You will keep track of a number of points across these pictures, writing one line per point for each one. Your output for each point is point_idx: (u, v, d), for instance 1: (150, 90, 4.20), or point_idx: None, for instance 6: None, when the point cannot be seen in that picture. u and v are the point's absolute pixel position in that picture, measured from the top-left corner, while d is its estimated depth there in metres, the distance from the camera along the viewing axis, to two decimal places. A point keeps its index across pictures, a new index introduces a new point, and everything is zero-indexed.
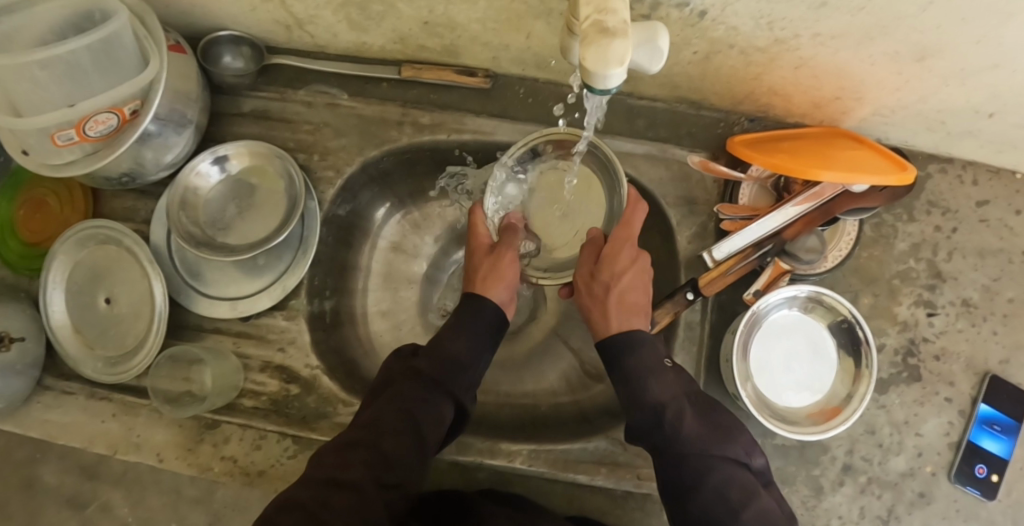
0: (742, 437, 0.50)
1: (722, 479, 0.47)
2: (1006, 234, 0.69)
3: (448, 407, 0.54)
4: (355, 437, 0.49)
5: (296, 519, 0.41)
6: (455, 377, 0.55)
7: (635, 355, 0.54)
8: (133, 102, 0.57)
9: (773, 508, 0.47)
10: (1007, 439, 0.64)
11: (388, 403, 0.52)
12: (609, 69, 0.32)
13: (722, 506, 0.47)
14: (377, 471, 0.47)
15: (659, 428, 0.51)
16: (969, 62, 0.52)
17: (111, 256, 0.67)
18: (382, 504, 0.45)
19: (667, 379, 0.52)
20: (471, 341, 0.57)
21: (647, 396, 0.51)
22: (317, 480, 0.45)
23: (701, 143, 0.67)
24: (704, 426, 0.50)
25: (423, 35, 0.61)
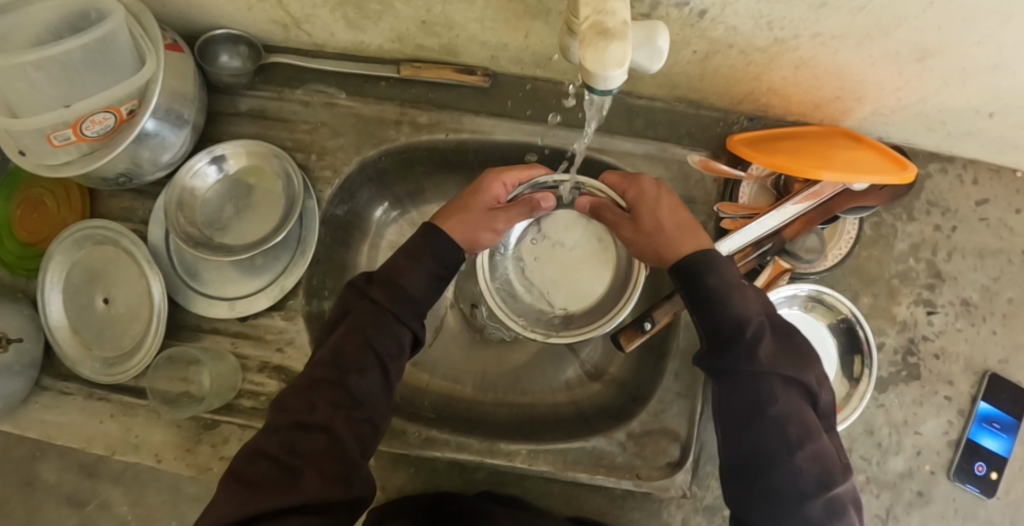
0: (816, 369, 0.50)
1: (786, 413, 0.47)
2: (1006, 233, 0.69)
3: (408, 338, 0.54)
4: (318, 375, 0.51)
5: (268, 470, 0.45)
6: (410, 310, 0.55)
7: (719, 274, 0.52)
8: (130, 102, 0.57)
9: (828, 447, 0.48)
10: (1006, 437, 0.64)
11: (344, 338, 0.52)
12: (609, 70, 0.32)
13: (781, 437, 0.47)
14: (343, 411, 0.50)
15: (732, 346, 0.49)
16: (970, 62, 0.52)
17: (108, 256, 0.67)
18: (352, 440, 0.49)
19: (750, 300, 0.51)
20: (428, 275, 0.56)
21: (726, 315, 0.49)
22: (284, 424, 0.49)
23: (700, 142, 0.67)
24: (784, 356, 0.49)
25: (421, 34, 0.60)
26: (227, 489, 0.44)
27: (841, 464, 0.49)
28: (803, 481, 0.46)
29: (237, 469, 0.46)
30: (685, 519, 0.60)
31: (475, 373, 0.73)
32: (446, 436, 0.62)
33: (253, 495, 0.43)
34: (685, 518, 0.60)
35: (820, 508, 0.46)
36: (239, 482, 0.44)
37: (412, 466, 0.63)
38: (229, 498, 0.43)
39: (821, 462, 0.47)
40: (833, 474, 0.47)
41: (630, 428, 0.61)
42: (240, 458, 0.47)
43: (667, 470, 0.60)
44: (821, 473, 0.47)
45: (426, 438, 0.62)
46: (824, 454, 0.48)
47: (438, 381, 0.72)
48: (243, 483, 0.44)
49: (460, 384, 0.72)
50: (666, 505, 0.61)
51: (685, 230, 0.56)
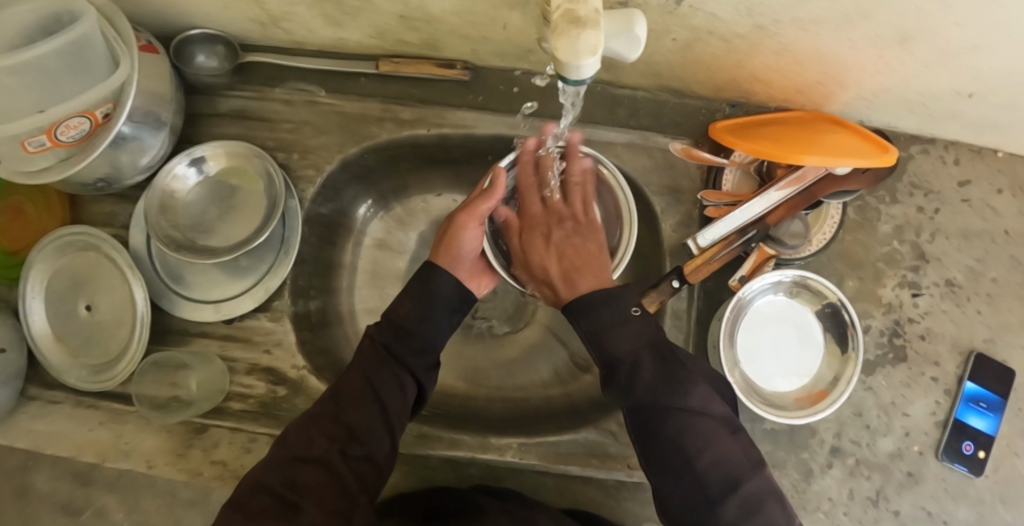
0: (697, 386, 0.49)
1: (676, 429, 0.47)
2: (989, 213, 0.69)
3: (412, 384, 0.52)
4: (319, 412, 0.49)
5: (266, 503, 0.43)
6: (412, 352, 0.52)
7: (593, 314, 0.53)
8: (104, 106, 0.55)
9: (731, 450, 0.47)
10: (992, 416, 0.65)
11: (347, 377, 0.51)
12: (581, 59, 0.32)
13: (677, 451, 0.47)
14: (342, 443, 0.48)
15: (619, 377, 0.50)
16: (951, 43, 0.52)
17: (89, 263, 0.66)
18: (350, 476, 0.47)
19: (624, 333, 0.51)
20: (422, 307, 0.54)
21: (601, 356, 0.51)
22: (282, 459, 0.46)
23: (684, 131, 0.67)
24: (662, 377, 0.49)
25: (401, 28, 0.60)
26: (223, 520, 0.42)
27: (754, 465, 0.48)
28: (708, 484, 0.46)
29: (236, 504, 0.44)
30: None
31: (466, 368, 0.73)
32: (438, 432, 0.62)
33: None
34: None
35: (732, 510, 0.45)
36: (238, 514, 0.43)
37: (403, 464, 0.62)
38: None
39: (723, 466, 0.47)
40: (739, 480, 0.46)
41: (621, 419, 0.62)
42: (243, 487, 0.45)
43: None
44: (725, 477, 0.46)
45: (419, 435, 0.61)
46: (727, 456, 0.47)
47: None
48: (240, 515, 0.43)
49: (451, 380, 0.72)
50: None
51: (572, 272, 0.57)
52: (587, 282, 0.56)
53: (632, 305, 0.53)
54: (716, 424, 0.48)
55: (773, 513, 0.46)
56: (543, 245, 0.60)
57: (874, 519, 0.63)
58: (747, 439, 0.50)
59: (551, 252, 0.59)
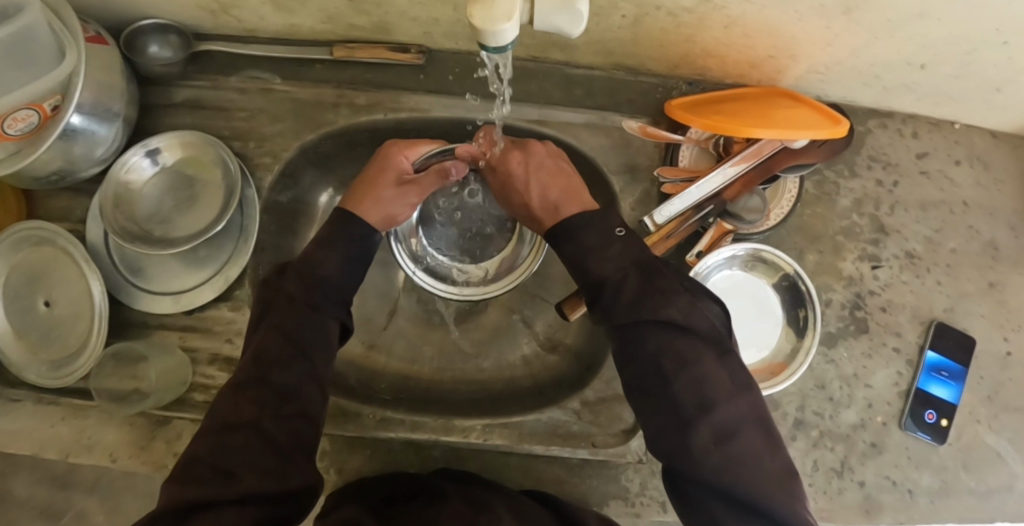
0: (680, 301, 0.49)
1: (656, 350, 0.47)
2: (947, 184, 0.70)
3: (335, 326, 0.55)
4: (245, 378, 0.48)
5: (201, 470, 0.42)
6: (327, 295, 0.55)
7: (579, 235, 0.54)
8: (52, 97, 0.55)
9: (711, 373, 0.46)
10: (954, 385, 0.66)
11: (267, 337, 0.51)
12: (497, 25, 0.31)
13: (654, 372, 0.48)
14: (273, 406, 0.47)
15: (602, 296, 0.51)
16: (894, 12, 0.52)
17: (45, 257, 0.65)
18: (283, 434, 0.47)
19: (608, 252, 0.52)
20: (344, 256, 0.58)
21: (585, 273, 0.53)
22: (214, 428, 0.45)
23: (640, 109, 0.67)
24: (644, 295, 0.49)
25: (351, 12, 0.59)
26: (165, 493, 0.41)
27: (736, 390, 0.47)
28: (683, 408, 0.46)
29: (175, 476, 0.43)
30: (643, 484, 0.61)
31: (433, 354, 0.73)
32: (400, 416, 0.62)
33: (177, 502, 0.40)
34: (643, 483, 0.61)
35: (707, 436, 0.45)
36: (177, 483, 0.42)
37: (368, 449, 0.62)
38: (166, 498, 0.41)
39: (700, 389, 0.46)
40: (716, 403, 0.46)
41: (584, 397, 0.62)
42: (181, 464, 0.43)
43: (621, 436, 0.61)
44: (700, 399, 0.46)
45: (381, 419, 0.62)
46: (705, 380, 0.46)
47: (395, 363, 0.72)
48: (179, 483, 0.42)
49: (418, 365, 0.72)
50: (623, 471, 0.62)
51: (560, 202, 0.58)
52: (573, 207, 0.58)
53: (616, 224, 0.55)
54: (699, 343, 0.48)
55: (747, 438, 0.45)
56: (519, 180, 0.62)
57: (838, 488, 0.64)
58: (738, 364, 0.48)
59: (532, 179, 0.61)
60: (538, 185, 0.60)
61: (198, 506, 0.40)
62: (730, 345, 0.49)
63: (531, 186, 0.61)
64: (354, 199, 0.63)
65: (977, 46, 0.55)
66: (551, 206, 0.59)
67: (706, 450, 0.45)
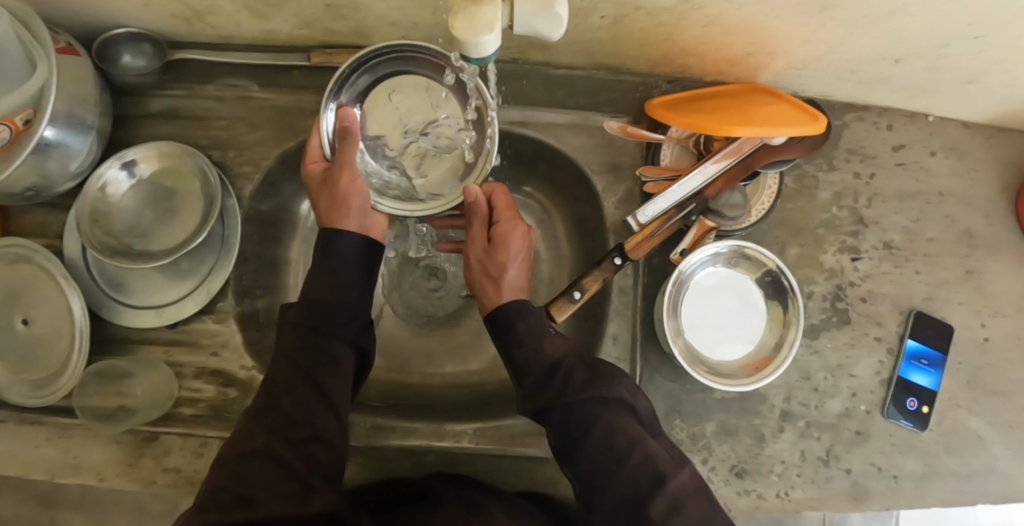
0: (626, 383, 0.54)
1: (608, 429, 0.51)
2: (923, 175, 0.71)
3: (349, 350, 0.54)
4: (256, 407, 0.51)
5: (221, 501, 0.43)
6: (337, 318, 0.54)
7: (524, 321, 0.56)
8: (23, 112, 0.53)
9: (657, 448, 0.51)
10: (935, 372, 0.67)
11: (279, 367, 0.52)
12: (479, 36, 0.31)
13: (607, 451, 0.51)
14: (284, 434, 0.49)
15: (555, 377, 0.53)
16: (870, 9, 0.53)
17: (23, 275, 0.64)
18: (298, 460, 0.48)
19: (555, 339, 0.56)
20: (339, 277, 0.55)
21: (536, 359, 0.54)
22: (227, 459, 0.47)
23: (621, 109, 0.68)
24: (591, 377, 0.53)
25: (328, 17, 0.59)
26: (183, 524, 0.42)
27: (677, 463, 0.51)
28: (636, 485, 0.50)
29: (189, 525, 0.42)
30: None
31: (422, 359, 0.72)
32: (392, 422, 0.62)
33: None
34: None
35: (662, 508, 0.48)
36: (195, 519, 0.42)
37: (360, 457, 0.62)
38: None
39: (651, 466, 0.50)
40: (666, 476, 0.50)
41: None
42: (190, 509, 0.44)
43: None
44: (652, 472, 0.50)
45: (373, 427, 0.62)
46: (653, 455, 0.51)
47: (384, 369, 0.72)
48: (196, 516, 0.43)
49: (407, 371, 0.72)
50: None
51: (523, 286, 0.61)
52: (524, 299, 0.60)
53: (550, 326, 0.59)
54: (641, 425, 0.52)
55: (695, 509, 0.48)
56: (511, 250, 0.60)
57: (826, 477, 0.65)
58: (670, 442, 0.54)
59: (519, 254, 0.61)
60: (517, 267, 0.60)
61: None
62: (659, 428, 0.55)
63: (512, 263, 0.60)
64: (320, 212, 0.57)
65: (949, 40, 0.56)
66: (515, 288, 0.60)
67: (662, 522, 0.48)
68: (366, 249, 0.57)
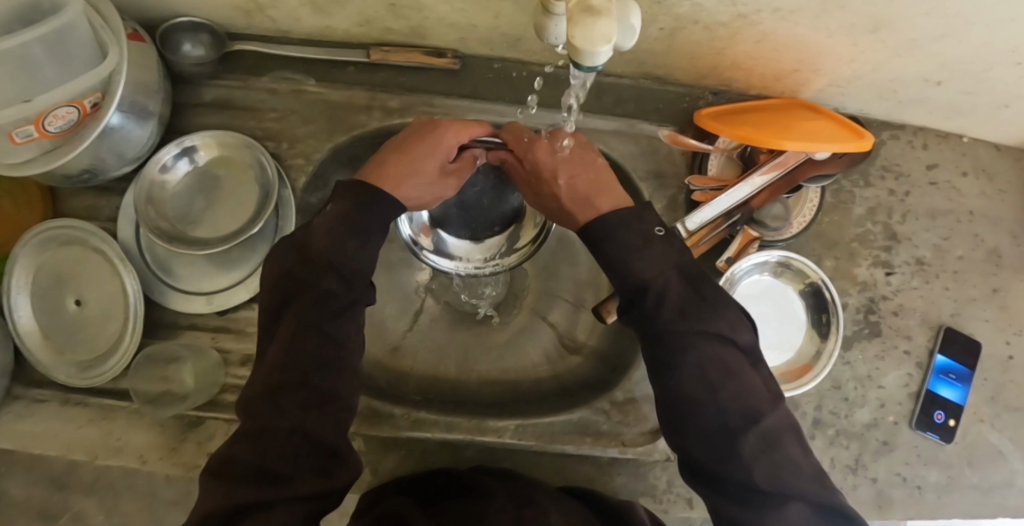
0: (729, 311, 0.50)
1: (699, 361, 0.48)
2: (954, 194, 0.73)
3: (364, 314, 0.53)
4: (274, 377, 0.48)
5: (239, 473, 0.44)
6: (329, 277, 0.50)
7: (612, 241, 0.52)
8: (93, 95, 0.54)
9: (756, 383, 0.48)
10: (961, 387, 0.69)
11: (285, 331, 0.49)
12: (596, 47, 0.32)
13: (701, 382, 0.48)
14: (310, 405, 0.48)
15: (646, 301, 0.50)
16: (919, 33, 0.55)
17: (75, 257, 0.65)
18: (323, 430, 0.47)
19: (655, 251, 0.51)
20: (342, 232, 0.51)
21: (632, 275, 0.50)
22: (246, 433, 0.46)
23: (667, 118, 0.69)
24: (689, 301, 0.49)
25: (390, 16, 0.60)
26: (204, 500, 0.44)
27: (773, 398, 0.49)
28: (729, 418, 0.47)
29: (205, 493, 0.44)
30: (670, 481, 0.63)
31: (458, 355, 0.73)
32: (433, 416, 0.63)
33: (221, 504, 0.43)
34: (670, 481, 0.63)
35: (755, 444, 0.46)
36: (218, 486, 0.44)
37: (402, 449, 0.64)
38: (210, 500, 0.43)
39: (747, 403, 0.47)
40: (760, 413, 0.47)
41: (613, 397, 0.64)
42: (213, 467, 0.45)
43: (650, 435, 0.62)
44: (747, 408, 0.47)
45: (414, 420, 0.63)
46: (750, 389, 0.48)
47: (422, 364, 0.73)
48: (217, 485, 0.44)
49: (444, 367, 0.73)
50: (652, 469, 0.64)
51: (590, 193, 0.55)
52: (602, 205, 0.55)
53: (654, 225, 0.53)
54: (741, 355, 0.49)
55: (791, 447, 0.47)
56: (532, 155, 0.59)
57: (853, 484, 0.67)
58: (767, 375, 0.51)
59: (558, 169, 0.57)
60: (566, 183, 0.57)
61: (249, 506, 0.43)
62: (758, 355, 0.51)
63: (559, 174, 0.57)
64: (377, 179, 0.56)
65: (991, 66, 0.59)
66: (574, 198, 0.56)
67: (755, 459, 0.46)
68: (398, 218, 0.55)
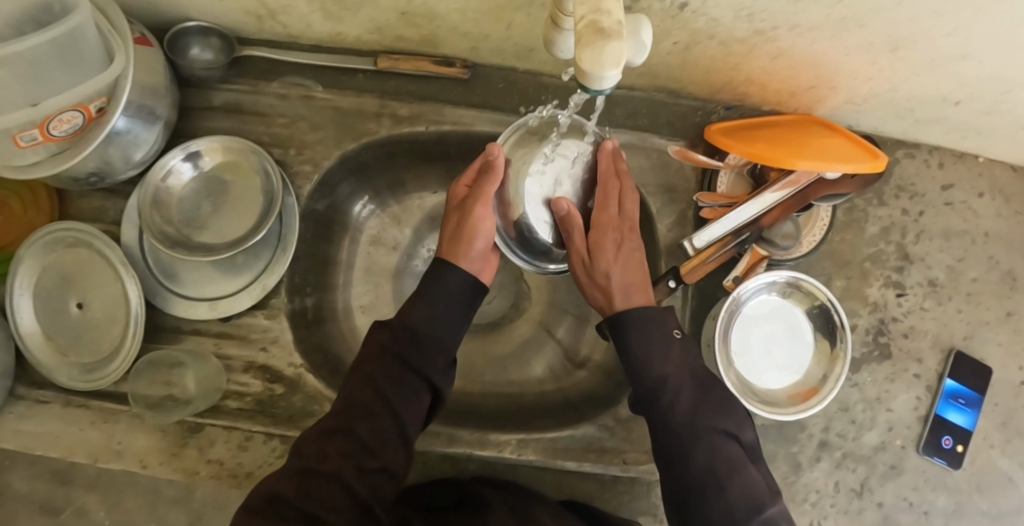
0: (735, 413, 0.52)
1: (710, 453, 0.50)
2: (970, 214, 0.72)
3: (427, 392, 0.55)
4: (333, 426, 0.52)
5: (285, 512, 0.45)
6: (419, 353, 0.55)
7: (638, 337, 0.53)
8: (98, 100, 0.54)
9: (756, 477, 0.50)
10: (971, 411, 0.68)
11: (358, 385, 0.54)
12: (605, 70, 0.32)
13: (710, 474, 0.50)
14: (356, 459, 0.50)
15: (659, 400, 0.52)
16: (940, 52, 0.54)
17: (80, 259, 0.65)
18: (366, 489, 0.49)
19: (670, 353, 0.53)
20: (434, 312, 0.56)
21: (648, 372, 0.52)
22: (295, 469, 0.49)
23: (678, 132, 0.69)
24: (699, 400, 0.51)
25: (401, 25, 0.60)
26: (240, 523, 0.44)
27: (772, 493, 0.51)
28: (734, 511, 0.49)
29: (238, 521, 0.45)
30: None
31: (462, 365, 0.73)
32: (436, 429, 0.62)
33: None
34: None
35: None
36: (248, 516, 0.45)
37: None
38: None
39: (750, 495, 0.49)
40: (761, 506, 0.49)
41: (617, 414, 0.63)
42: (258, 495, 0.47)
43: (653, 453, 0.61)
44: (752, 502, 0.49)
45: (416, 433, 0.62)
46: (754, 483, 0.50)
47: None
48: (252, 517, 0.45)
49: None
50: (654, 488, 0.62)
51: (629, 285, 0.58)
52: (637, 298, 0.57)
53: (674, 326, 0.55)
54: (744, 451, 0.51)
55: None
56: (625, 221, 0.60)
57: (858, 508, 0.65)
58: (765, 470, 0.53)
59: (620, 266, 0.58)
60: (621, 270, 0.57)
61: None
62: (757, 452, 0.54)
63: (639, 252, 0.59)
64: (444, 242, 0.60)
65: (1012, 87, 0.57)
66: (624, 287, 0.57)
67: None
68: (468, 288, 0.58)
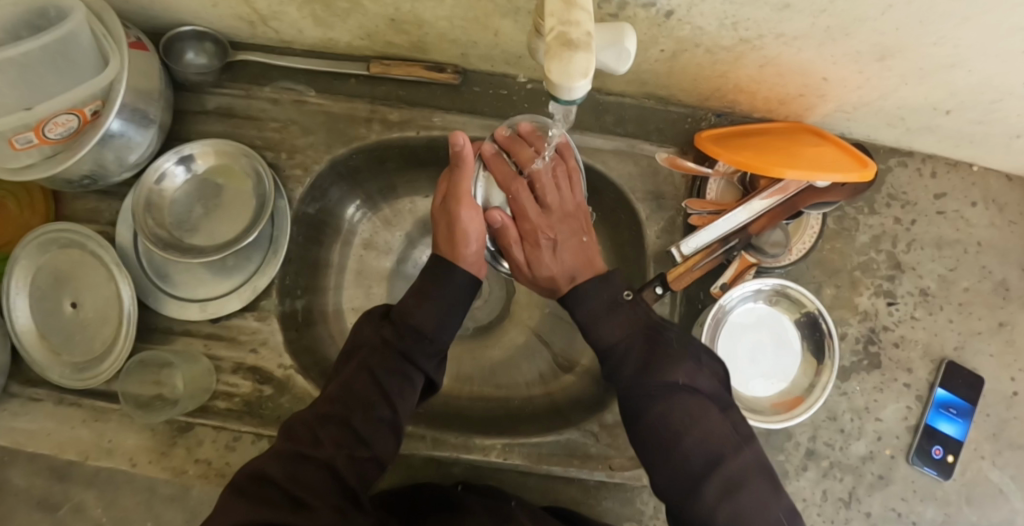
0: (685, 365, 0.53)
1: (663, 409, 0.52)
2: (962, 224, 0.71)
3: (421, 380, 0.57)
4: (329, 413, 0.53)
5: (271, 494, 0.46)
6: (419, 346, 0.56)
7: (584, 300, 0.58)
8: (93, 103, 0.55)
9: (714, 430, 0.51)
10: (962, 422, 0.67)
11: (355, 374, 0.55)
12: (574, 81, 0.33)
13: (665, 432, 0.51)
14: (349, 449, 0.51)
15: (610, 361, 0.56)
16: (928, 62, 0.54)
17: (74, 260, 0.65)
18: (354, 477, 0.51)
19: (615, 316, 0.57)
20: (439, 310, 0.58)
21: (597, 340, 0.56)
22: (286, 452, 0.50)
23: (668, 139, 0.69)
24: (647, 358, 0.54)
25: (390, 31, 0.60)
26: (227, 502, 0.45)
27: (739, 442, 0.51)
28: (693, 465, 0.50)
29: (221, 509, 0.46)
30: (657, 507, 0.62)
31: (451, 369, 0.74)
32: (422, 431, 0.63)
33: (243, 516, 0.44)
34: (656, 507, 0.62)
35: (716, 488, 0.49)
36: (239, 496, 0.46)
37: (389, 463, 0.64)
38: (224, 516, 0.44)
39: (708, 447, 0.50)
40: (722, 458, 0.50)
41: (603, 420, 0.63)
42: (245, 475, 0.48)
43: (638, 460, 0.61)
44: (710, 454, 0.50)
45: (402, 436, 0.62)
46: (712, 435, 0.51)
47: None
48: (239, 500, 0.46)
49: None
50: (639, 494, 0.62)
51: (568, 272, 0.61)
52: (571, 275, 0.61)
53: (623, 289, 0.59)
54: (702, 401, 0.52)
55: (758, 490, 0.49)
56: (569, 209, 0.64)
57: (846, 518, 0.65)
58: (739, 416, 0.53)
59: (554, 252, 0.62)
60: (558, 258, 0.62)
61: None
62: (731, 400, 0.54)
63: (583, 236, 0.63)
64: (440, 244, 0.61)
65: (1002, 96, 0.57)
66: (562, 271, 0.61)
67: (718, 501, 0.49)
68: (469, 289, 0.60)
